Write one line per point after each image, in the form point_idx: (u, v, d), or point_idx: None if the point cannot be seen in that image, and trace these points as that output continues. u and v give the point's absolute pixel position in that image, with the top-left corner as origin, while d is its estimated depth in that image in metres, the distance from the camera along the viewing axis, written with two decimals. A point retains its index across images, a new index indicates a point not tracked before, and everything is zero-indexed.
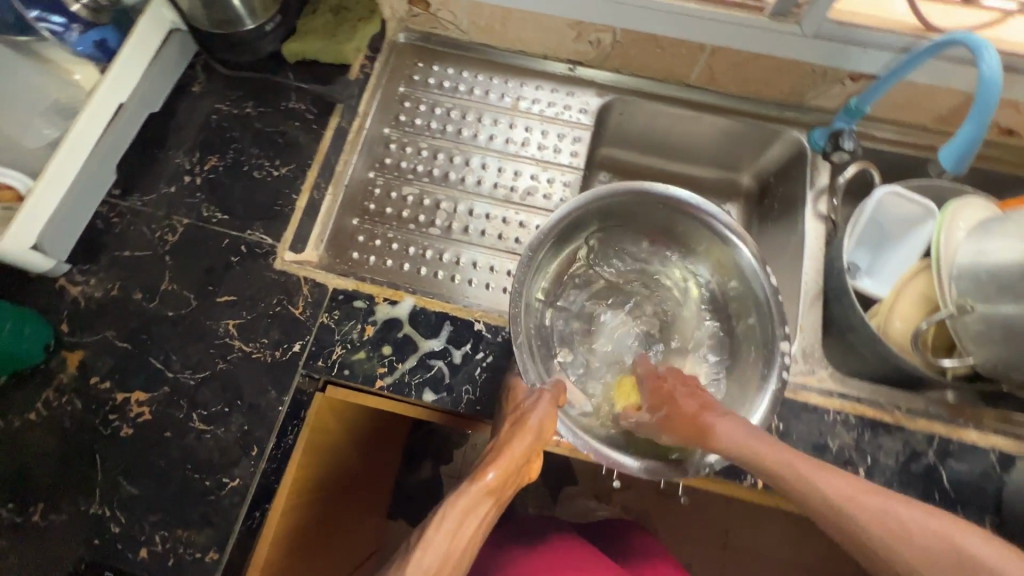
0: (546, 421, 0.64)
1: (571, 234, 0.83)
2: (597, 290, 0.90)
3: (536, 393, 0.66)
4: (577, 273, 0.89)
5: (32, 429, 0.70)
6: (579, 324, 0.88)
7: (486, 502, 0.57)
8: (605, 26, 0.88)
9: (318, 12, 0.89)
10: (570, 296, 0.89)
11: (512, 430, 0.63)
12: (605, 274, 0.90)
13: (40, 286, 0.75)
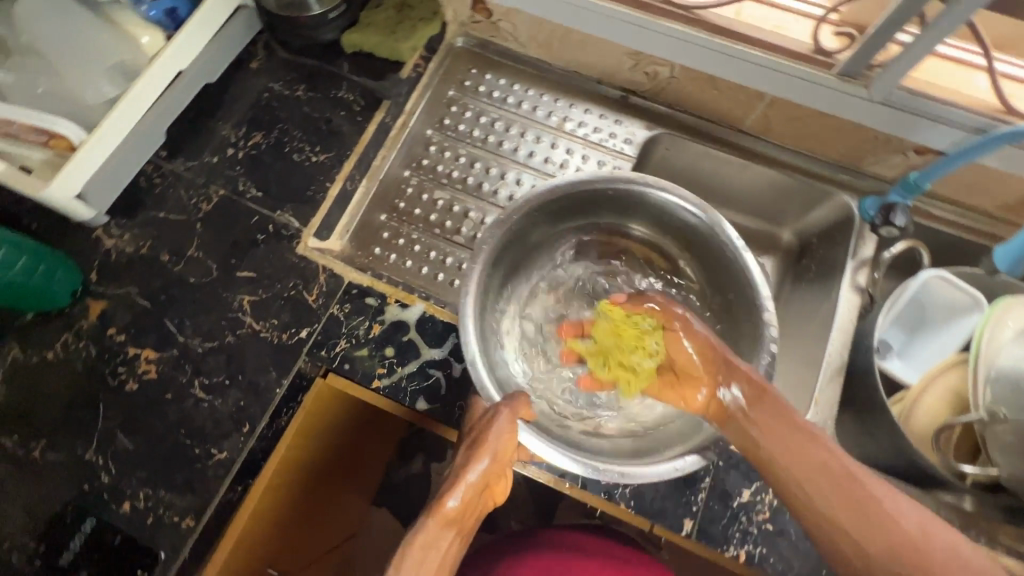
0: (504, 442, 0.63)
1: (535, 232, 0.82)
2: (561, 293, 0.88)
3: (495, 411, 0.65)
4: (541, 277, 0.88)
5: (48, 367, 0.73)
6: (550, 329, 0.86)
7: (447, 531, 0.59)
8: (665, 60, 0.86)
9: (382, 7, 0.91)
10: (531, 305, 0.86)
11: (470, 454, 0.63)
12: (568, 274, 0.89)
13: (79, 233, 0.79)
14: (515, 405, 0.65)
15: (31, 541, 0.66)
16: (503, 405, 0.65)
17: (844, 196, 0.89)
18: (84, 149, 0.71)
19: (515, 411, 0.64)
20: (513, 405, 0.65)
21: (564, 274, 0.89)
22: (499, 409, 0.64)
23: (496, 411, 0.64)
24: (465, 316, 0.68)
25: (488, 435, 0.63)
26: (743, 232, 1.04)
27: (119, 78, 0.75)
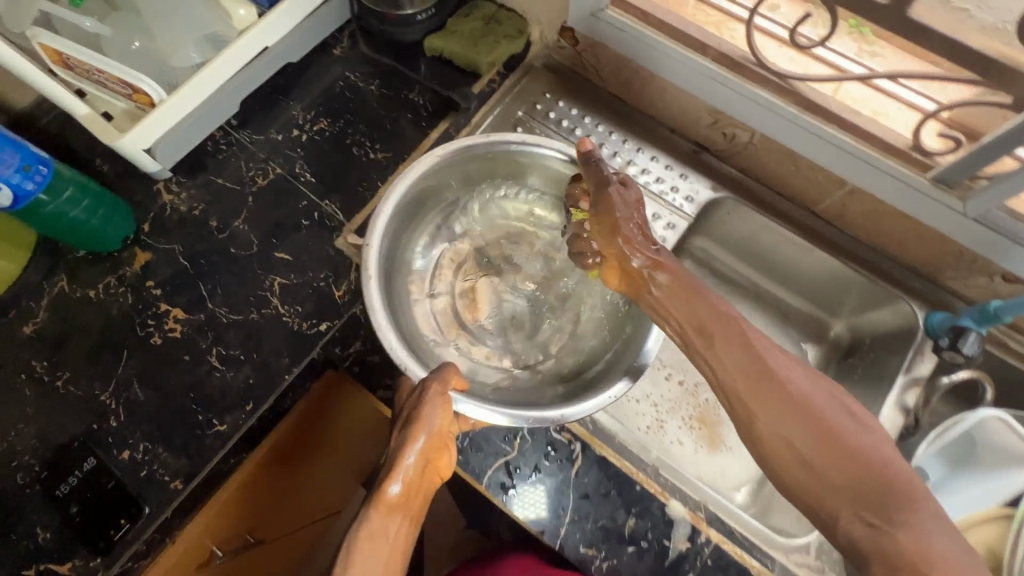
0: (439, 422, 0.61)
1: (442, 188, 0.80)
2: (462, 265, 0.84)
3: (427, 387, 0.63)
4: (443, 255, 0.84)
5: (87, 305, 0.77)
6: (459, 303, 0.82)
7: (393, 516, 0.58)
8: (745, 124, 0.82)
9: (471, 17, 0.91)
10: (436, 287, 0.82)
11: (405, 435, 0.61)
12: (465, 246, 0.85)
13: (143, 185, 0.82)
14: (439, 375, 0.63)
15: (36, 465, 0.70)
16: (431, 379, 0.63)
17: (911, 304, 0.83)
18: (163, 107, 0.73)
19: (445, 383, 0.63)
20: (439, 378, 0.63)
21: (460, 246, 0.85)
22: (429, 385, 0.63)
23: (427, 388, 0.63)
24: (367, 283, 0.66)
25: (421, 413, 0.61)
26: (789, 311, 0.98)
27: (208, 48, 0.77)
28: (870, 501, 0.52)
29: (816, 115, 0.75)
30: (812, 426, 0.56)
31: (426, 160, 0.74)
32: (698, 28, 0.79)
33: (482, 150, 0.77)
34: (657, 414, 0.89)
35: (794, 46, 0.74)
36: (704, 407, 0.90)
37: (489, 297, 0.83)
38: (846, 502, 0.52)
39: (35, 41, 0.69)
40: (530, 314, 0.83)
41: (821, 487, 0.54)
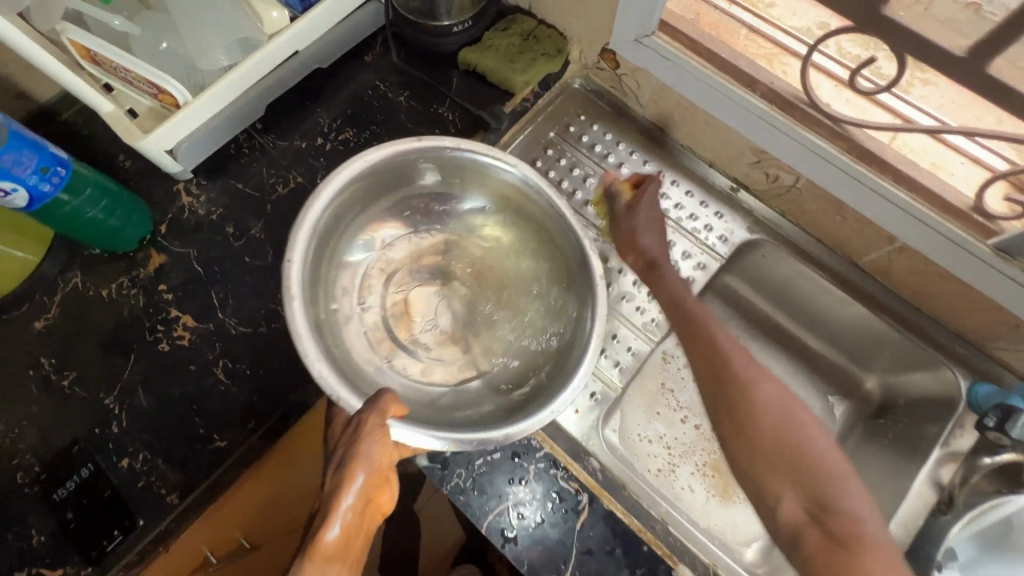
0: (378, 456, 0.57)
1: (376, 193, 0.75)
2: (394, 275, 0.79)
3: (362, 418, 0.58)
4: (372, 264, 0.78)
5: (99, 305, 0.76)
6: (391, 318, 0.77)
7: (328, 566, 0.53)
8: (791, 168, 0.77)
9: (509, 31, 0.87)
10: (363, 300, 0.76)
11: (344, 472, 0.56)
12: (399, 253, 0.80)
13: (163, 185, 0.81)
14: (375, 405, 0.58)
15: (36, 466, 0.69)
16: (366, 410, 0.58)
17: (954, 371, 0.78)
18: (186, 111, 0.71)
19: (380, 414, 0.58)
20: (374, 408, 0.58)
21: (392, 255, 0.79)
22: (365, 416, 0.57)
23: (363, 419, 0.58)
24: (290, 304, 0.60)
25: (358, 449, 0.56)
26: (818, 360, 0.93)
27: (236, 51, 0.75)
28: (818, 501, 0.53)
29: (873, 167, 0.71)
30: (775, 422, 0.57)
31: (353, 165, 0.69)
32: (749, 62, 0.75)
33: (414, 153, 0.72)
34: (670, 457, 0.85)
35: (850, 87, 0.71)
36: (719, 455, 0.85)
37: (427, 306, 0.78)
38: (795, 496, 0.54)
39: (65, 37, 0.67)
40: (469, 323, 0.78)
41: (768, 468, 0.56)
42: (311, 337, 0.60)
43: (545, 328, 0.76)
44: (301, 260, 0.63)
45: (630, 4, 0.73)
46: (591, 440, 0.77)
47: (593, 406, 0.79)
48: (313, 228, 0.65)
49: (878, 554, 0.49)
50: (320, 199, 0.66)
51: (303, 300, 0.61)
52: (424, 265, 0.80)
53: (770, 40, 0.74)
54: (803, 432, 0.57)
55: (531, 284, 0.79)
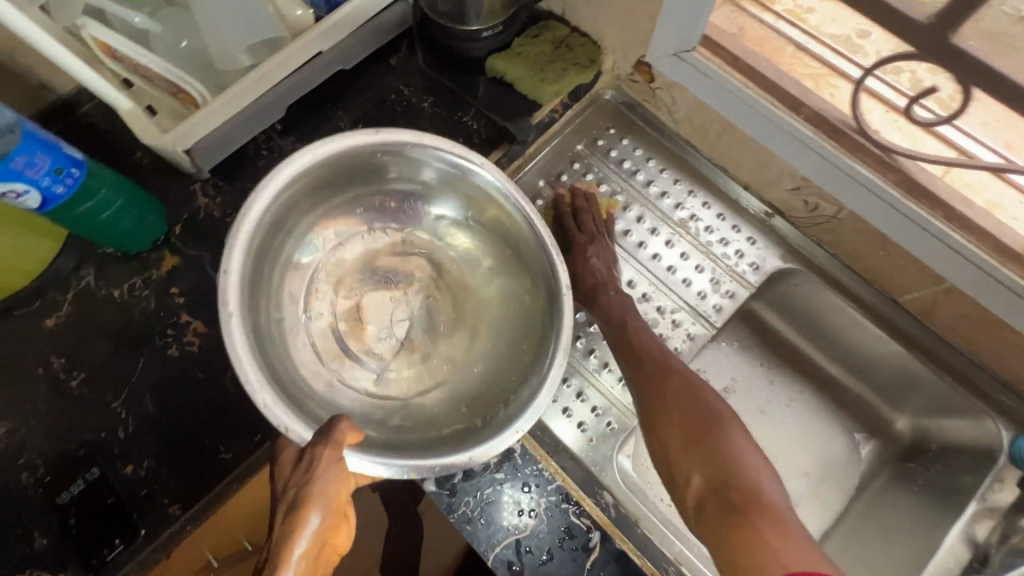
0: (334, 492, 0.55)
1: (328, 190, 0.69)
2: (343, 279, 0.74)
3: (313, 453, 0.55)
4: (317, 268, 0.73)
5: (109, 306, 0.75)
6: (341, 326, 0.73)
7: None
8: (833, 199, 0.73)
9: (540, 38, 0.83)
10: (309, 307, 0.72)
11: (296, 514, 0.54)
12: (354, 252, 0.75)
13: (179, 185, 0.80)
14: (326, 436, 0.55)
15: (41, 467, 0.68)
16: (320, 443, 0.55)
17: (996, 422, 0.73)
18: (206, 112, 0.69)
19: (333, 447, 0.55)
20: (324, 439, 0.55)
21: (345, 255, 0.75)
22: (316, 450, 0.55)
23: (314, 453, 0.55)
24: (228, 322, 0.55)
25: (312, 486, 0.54)
26: (845, 395, 0.88)
27: (260, 52, 0.73)
28: (717, 482, 0.57)
29: (922, 201, 0.66)
30: (688, 415, 0.64)
31: (301, 160, 0.62)
32: (794, 82, 0.71)
33: (370, 147, 0.66)
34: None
35: (903, 114, 0.67)
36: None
37: (383, 312, 0.74)
38: (700, 476, 0.59)
39: (85, 32, 0.65)
40: (427, 332, 0.75)
41: (681, 457, 0.62)
42: (253, 360, 0.55)
43: (511, 341, 0.73)
44: (240, 271, 0.57)
45: (672, 17, 0.69)
46: (605, 472, 0.74)
47: (607, 435, 0.76)
48: (253, 233, 0.59)
49: (767, 513, 0.53)
50: (263, 199, 0.60)
51: (243, 319, 0.56)
52: (384, 266, 0.76)
53: (819, 58, 0.70)
54: (717, 424, 0.63)
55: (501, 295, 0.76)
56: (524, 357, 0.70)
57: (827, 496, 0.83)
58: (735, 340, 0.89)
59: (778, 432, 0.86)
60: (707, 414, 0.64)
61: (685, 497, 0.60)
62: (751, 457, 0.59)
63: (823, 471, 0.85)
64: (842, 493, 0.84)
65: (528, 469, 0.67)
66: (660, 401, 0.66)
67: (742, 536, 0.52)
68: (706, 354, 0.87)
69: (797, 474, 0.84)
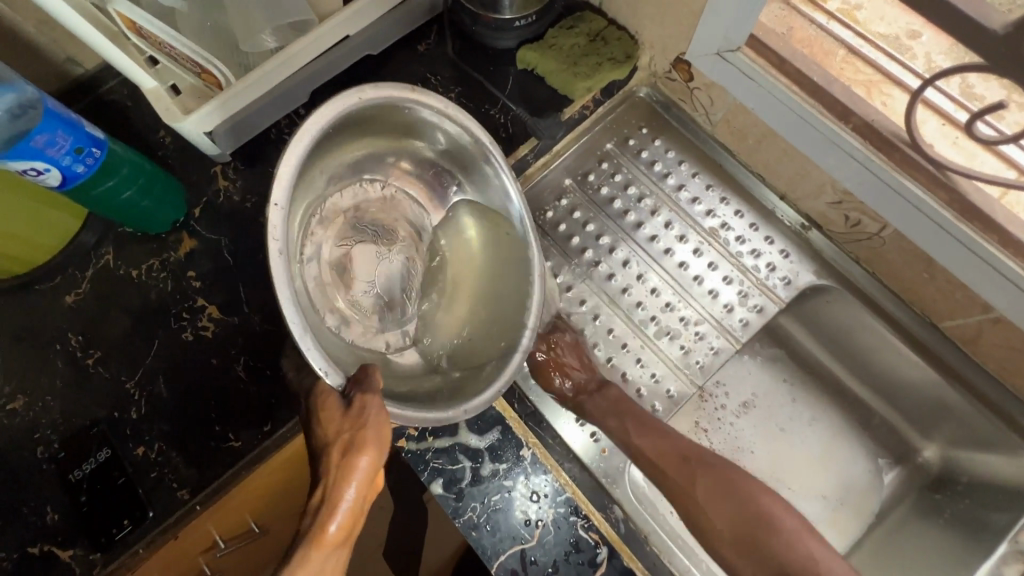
0: (385, 437, 0.54)
1: (352, 136, 0.64)
2: (338, 226, 0.67)
3: (364, 401, 0.54)
4: (312, 211, 0.64)
5: (126, 285, 0.75)
6: (331, 279, 0.65)
7: (333, 553, 0.50)
8: (878, 216, 0.69)
9: (575, 30, 0.80)
10: (305, 252, 0.63)
11: (347, 458, 0.53)
12: (347, 202, 0.67)
13: (200, 168, 0.79)
14: (374, 384, 0.55)
15: (56, 443, 0.69)
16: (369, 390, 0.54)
17: None
18: (230, 93, 0.67)
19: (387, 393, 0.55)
20: (371, 388, 0.55)
21: (340, 203, 0.67)
22: (370, 397, 0.54)
23: (366, 400, 0.54)
24: (274, 261, 0.49)
25: (365, 433, 0.53)
26: (870, 418, 0.85)
27: (286, 34, 0.71)
28: None
29: (974, 223, 0.62)
30: (733, 513, 0.65)
31: (344, 100, 0.57)
32: (844, 88, 0.67)
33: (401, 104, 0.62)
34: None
35: (960, 128, 0.62)
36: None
37: (367, 263, 0.68)
38: None
39: (112, 8, 0.64)
40: (407, 290, 0.70)
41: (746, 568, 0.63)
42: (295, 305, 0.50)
43: (493, 310, 0.70)
44: (287, 208, 0.51)
45: (718, 13, 0.65)
46: (617, 485, 0.72)
47: (620, 447, 0.74)
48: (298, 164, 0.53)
49: None
50: (313, 131, 0.54)
51: (288, 257, 0.51)
52: (370, 218, 0.69)
53: (872, 66, 0.65)
54: (771, 526, 0.64)
55: (474, 262, 0.72)
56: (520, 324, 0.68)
57: (843, 521, 0.81)
58: (758, 353, 0.85)
59: (797, 450, 0.83)
60: (746, 500, 0.66)
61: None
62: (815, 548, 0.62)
63: (842, 495, 0.81)
64: (859, 519, 0.81)
65: (537, 478, 0.66)
66: (702, 510, 0.66)
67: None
68: (729, 367, 0.84)
69: (814, 496, 0.81)
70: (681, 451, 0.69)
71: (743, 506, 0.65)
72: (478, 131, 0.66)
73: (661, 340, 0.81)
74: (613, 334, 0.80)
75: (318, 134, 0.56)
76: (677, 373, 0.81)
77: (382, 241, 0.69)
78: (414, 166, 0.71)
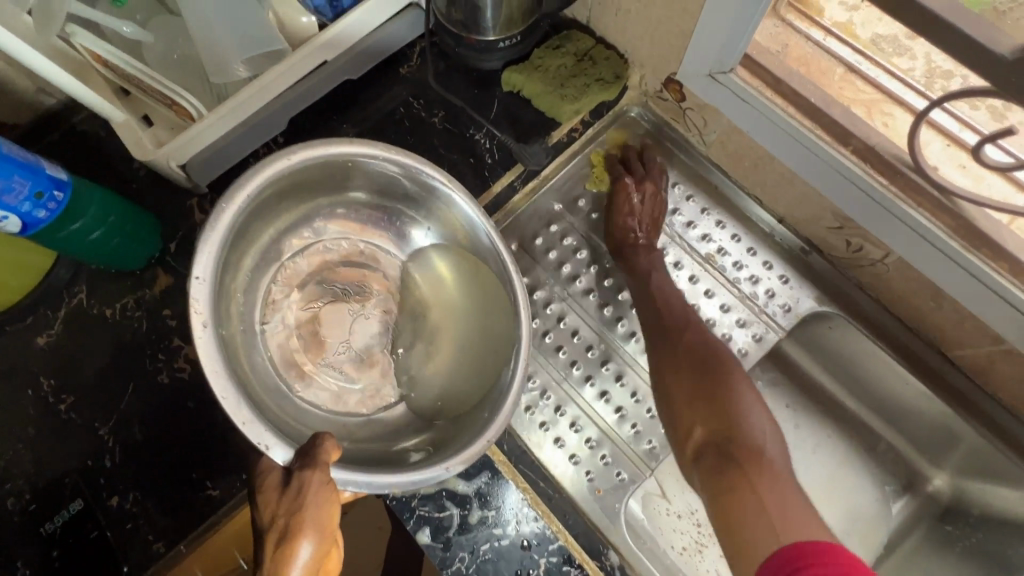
0: (327, 518, 0.52)
1: (294, 194, 0.65)
2: (301, 289, 0.70)
3: (303, 477, 0.52)
4: (274, 277, 0.68)
5: (99, 325, 0.72)
6: (297, 339, 0.68)
7: None
8: (881, 243, 0.66)
9: (561, 50, 0.77)
10: (265, 319, 0.67)
11: (284, 547, 0.50)
12: (306, 263, 0.70)
13: (176, 201, 0.76)
14: (318, 460, 0.53)
15: (27, 493, 0.66)
16: (309, 467, 0.52)
17: None
18: (201, 125, 0.64)
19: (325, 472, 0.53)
20: (314, 463, 0.53)
21: (301, 265, 0.70)
22: (307, 475, 0.52)
23: (305, 479, 0.52)
24: (200, 333, 0.51)
25: (303, 517, 0.51)
26: (876, 444, 0.81)
27: (261, 64, 0.68)
28: (719, 437, 0.63)
29: (984, 251, 0.59)
30: (696, 384, 0.67)
31: (274, 164, 0.58)
32: (843, 110, 0.64)
33: (342, 157, 0.62)
34: (699, 535, 0.74)
35: (967, 150, 0.59)
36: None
37: (341, 324, 0.70)
38: (702, 429, 0.64)
39: (76, 42, 0.61)
40: (385, 346, 0.71)
41: (680, 397, 0.68)
42: (226, 375, 0.51)
43: (474, 356, 0.69)
44: (212, 278, 0.53)
45: (709, 34, 0.62)
46: (613, 529, 0.68)
47: (617, 488, 0.71)
48: (226, 234, 0.55)
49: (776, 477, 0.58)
50: (239, 199, 0.55)
51: (215, 328, 0.52)
52: (337, 276, 0.71)
53: (872, 84, 0.63)
54: (727, 390, 0.66)
55: (457, 306, 0.71)
56: (494, 373, 0.67)
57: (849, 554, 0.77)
58: (761, 378, 0.81)
59: (802, 480, 0.79)
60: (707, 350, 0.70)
61: (685, 445, 0.66)
62: (752, 414, 0.64)
63: (850, 526, 0.78)
64: (867, 551, 0.77)
65: (528, 527, 0.64)
66: (667, 343, 0.71)
67: (729, 498, 0.57)
68: None
69: None
70: (661, 292, 0.74)
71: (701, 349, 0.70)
72: (424, 163, 0.64)
73: None
74: (609, 369, 0.76)
75: (247, 204, 0.57)
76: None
77: (352, 298, 0.71)
78: (375, 216, 0.72)
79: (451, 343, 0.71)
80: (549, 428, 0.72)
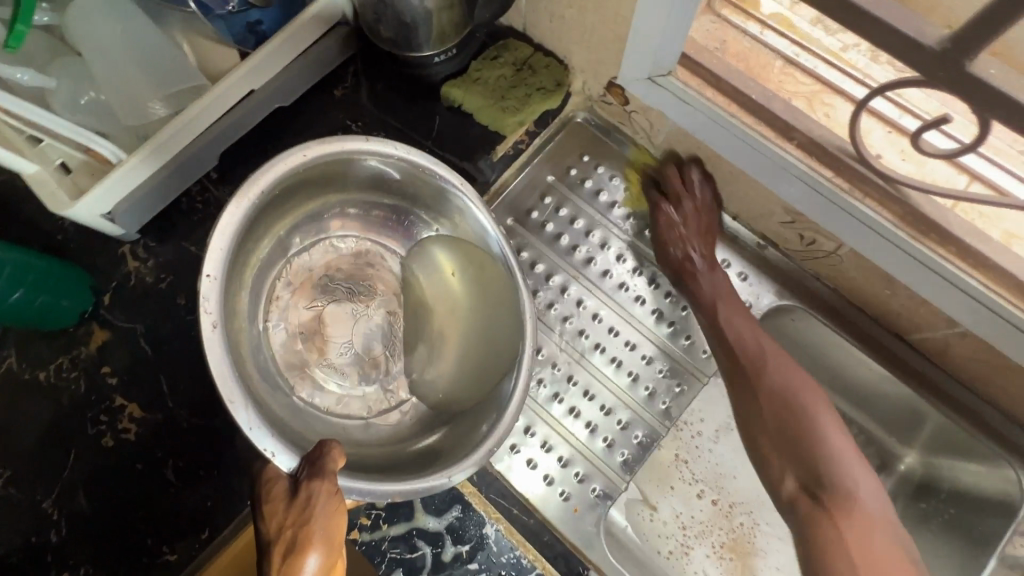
0: (334, 529, 0.52)
1: (298, 196, 0.62)
2: (308, 285, 0.67)
3: (311, 488, 0.51)
4: (279, 274, 0.65)
5: (31, 392, 0.67)
6: (302, 339, 0.65)
7: None
8: (832, 235, 0.66)
9: (500, 61, 0.75)
10: (268, 317, 0.64)
11: (292, 558, 0.51)
12: (315, 259, 0.67)
13: (104, 251, 0.71)
14: (326, 470, 0.51)
15: None
16: (319, 477, 0.51)
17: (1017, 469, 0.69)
18: (119, 171, 0.60)
19: (333, 481, 0.51)
20: (322, 473, 0.51)
21: (308, 262, 0.67)
22: (315, 486, 0.51)
23: (313, 489, 0.51)
24: (209, 333, 0.49)
25: (311, 528, 0.51)
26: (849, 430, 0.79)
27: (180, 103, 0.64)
28: (812, 485, 0.63)
29: (931, 238, 0.59)
30: (783, 428, 0.65)
31: (288, 159, 0.56)
32: (785, 104, 0.62)
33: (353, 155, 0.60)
34: (684, 538, 0.73)
35: (908, 136, 0.59)
36: (738, 534, 0.74)
37: (343, 325, 0.67)
38: (793, 479, 0.64)
39: None
40: (387, 347, 0.68)
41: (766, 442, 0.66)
42: (235, 377, 0.49)
43: (483, 354, 0.66)
44: (223, 276, 0.51)
45: (643, 39, 0.61)
46: (592, 547, 0.68)
47: (594, 503, 0.70)
48: (234, 234, 0.52)
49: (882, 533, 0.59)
50: (253, 196, 0.53)
51: (225, 329, 0.50)
52: (329, 280, 0.68)
53: (812, 75, 0.62)
54: (816, 434, 0.64)
55: (463, 308, 0.67)
56: (492, 376, 0.64)
57: None
58: None
59: None
60: (787, 389, 0.66)
61: (778, 488, 0.66)
62: (854, 465, 0.63)
63: None
64: None
65: (503, 557, 0.65)
66: (749, 385, 0.68)
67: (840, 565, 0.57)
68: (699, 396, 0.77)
69: None
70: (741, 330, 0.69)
71: (783, 386, 0.67)
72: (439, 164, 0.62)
73: (625, 384, 0.75)
74: (577, 383, 0.74)
75: (259, 200, 0.55)
76: (644, 419, 0.74)
77: (354, 300, 0.69)
78: (379, 214, 0.69)
79: (455, 342, 0.67)
80: (519, 450, 0.70)
